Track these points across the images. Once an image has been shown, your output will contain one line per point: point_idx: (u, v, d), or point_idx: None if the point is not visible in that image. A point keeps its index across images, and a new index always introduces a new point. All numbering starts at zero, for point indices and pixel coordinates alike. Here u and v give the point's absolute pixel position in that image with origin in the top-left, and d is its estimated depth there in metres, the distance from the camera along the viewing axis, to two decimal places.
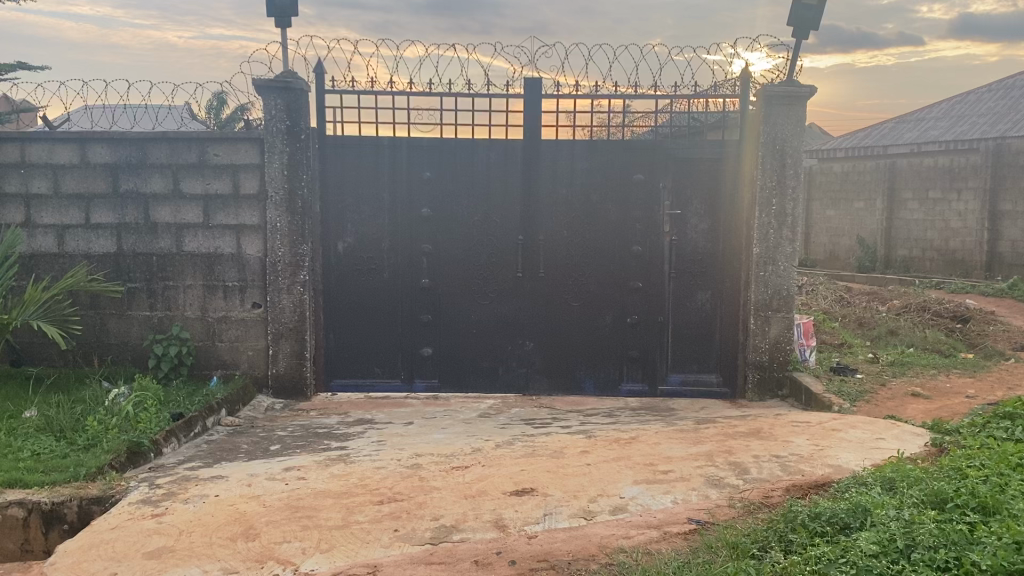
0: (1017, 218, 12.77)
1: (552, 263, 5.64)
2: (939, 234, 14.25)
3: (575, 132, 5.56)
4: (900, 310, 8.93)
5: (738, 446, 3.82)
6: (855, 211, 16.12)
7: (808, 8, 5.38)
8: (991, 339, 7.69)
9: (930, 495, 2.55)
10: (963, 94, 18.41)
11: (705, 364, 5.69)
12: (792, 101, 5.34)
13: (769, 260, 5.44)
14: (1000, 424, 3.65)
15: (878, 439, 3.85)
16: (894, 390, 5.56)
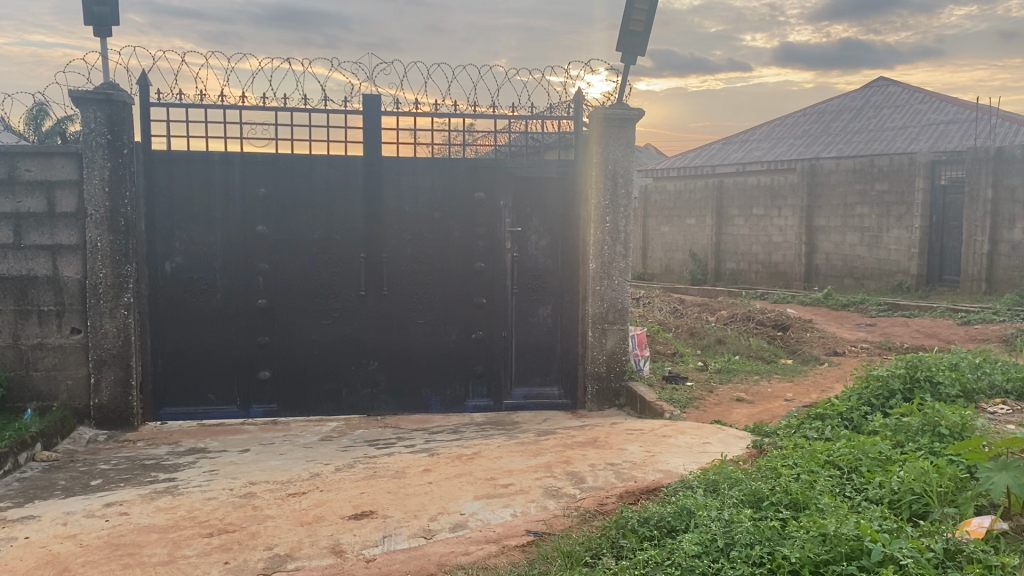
0: (830, 232, 13.84)
1: (395, 281, 5.60)
2: (763, 248, 15.20)
3: (417, 149, 5.55)
4: (727, 319, 9.46)
5: (576, 456, 3.91)
6: (687, 227, 16.96)
7: (635, 35, 5.63)
8: (807, 345, 8.28)
9: (748, 495, 2.70)
10: (782, 118, 19.83)
11: (547, 377, 5.81)
12: (623, 124, 5.56)
13: (604, 275, 5.67)
14: (811, 425, 3.93)
15: (704, 443, 4.06)
16: (721, 395, 5.88)
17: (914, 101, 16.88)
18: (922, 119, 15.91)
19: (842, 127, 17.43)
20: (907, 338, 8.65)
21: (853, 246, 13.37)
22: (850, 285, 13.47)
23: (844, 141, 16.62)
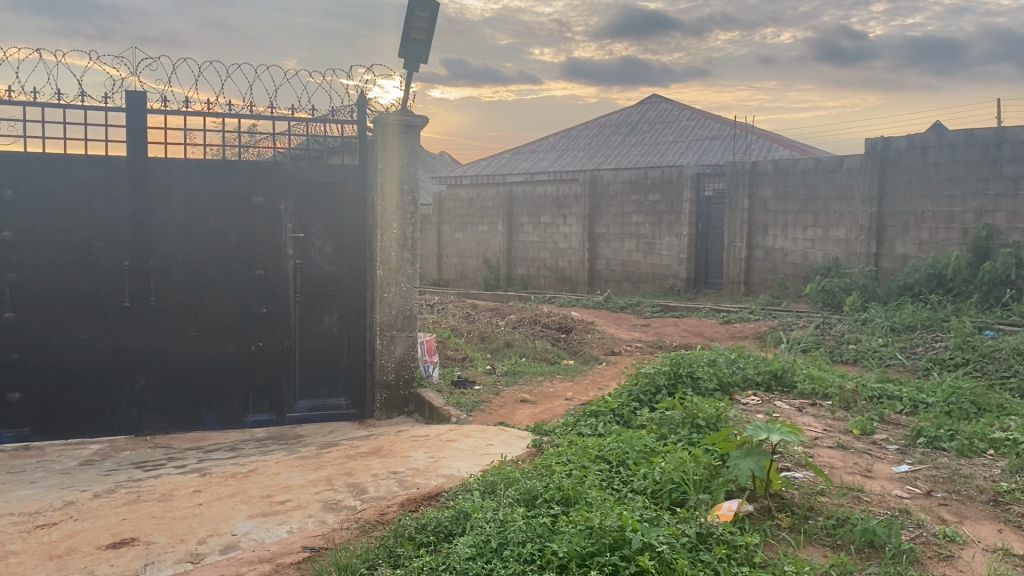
0: (610, 239, 14.57)
1: (165, 290, 5.26)
2: (550, 254, 15.73)
3: (188, 149, 5.25)
4: (516, 323, 9.69)
5: (358, 466, 3.85)
6: (479, 234, 17.21)
7: (416, 42, 5.64)
8: (588, 346, 8.66)
9: (523, 494, 2.76)
10: (566, 130, 20.68)
11: (333, 388, 5.67)
12: (407, 130, 5.64)
13: (392, 281, 5.70)
14: (586, 422, 4.11)
15: (487, 445, 4.13)
16: (506, 397, 6.01)
17: (682, 118, 18.19)
18: (690, 135, 17.17)
19: (621, 140, 18.46)
20: (678, 337, 9.25)
21: (631, 252, 14.17)
22: (629, 289, 14.26)
23: (622, 153, 17.61)
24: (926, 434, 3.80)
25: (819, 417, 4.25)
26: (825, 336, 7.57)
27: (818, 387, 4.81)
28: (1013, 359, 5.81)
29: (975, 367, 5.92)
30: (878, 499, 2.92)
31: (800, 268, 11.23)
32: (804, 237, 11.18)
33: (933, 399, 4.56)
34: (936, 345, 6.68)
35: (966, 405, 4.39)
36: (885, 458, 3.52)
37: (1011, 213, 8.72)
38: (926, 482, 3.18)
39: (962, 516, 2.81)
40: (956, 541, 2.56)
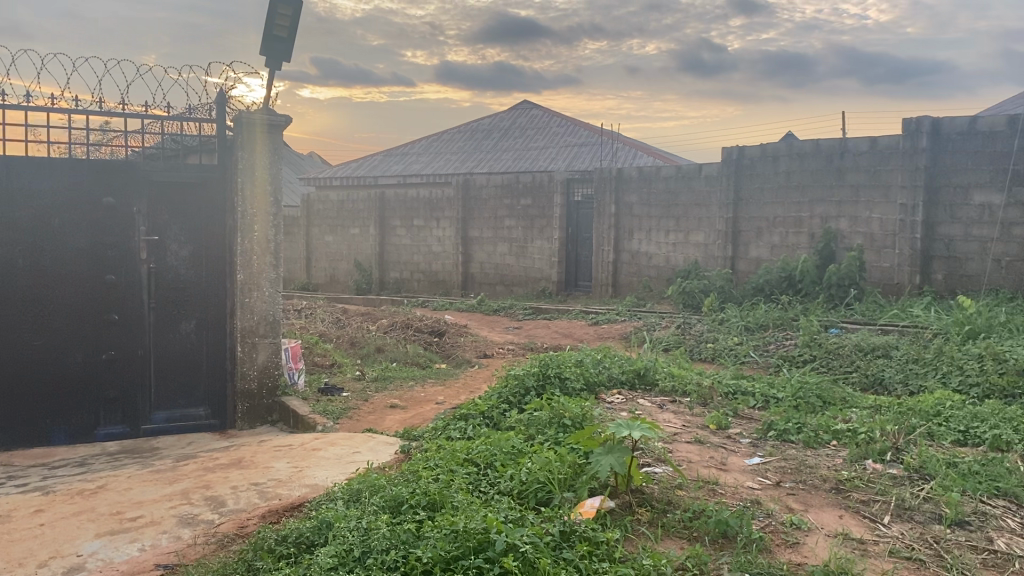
0: (483, 243, 14.65)
1: (4, 296, 4.92)
2: (423, 257, 15.63)
3: (30, 146, 4.95)
4: (387, 327, 9.56)
5: (216, 479, 3.71)
6: (350, 237, 16.90)
7: (278, 40, 5.52)
8: (460, 349, 8.66)
9: (388, 501, 2.73)
10: (438, 134, 20.64)
11: (192, 397, 5.45)
12: (268, 129, 5.49)
13: (253, 286, 5.52)
14: (454, 426, 4.11)
15: (354, 452, 4.06)
16: (375, 403, 5.93)
17: (552, 125, 18.50)
18: (560, 141, 17.48)
19: (492, 145, 18.60)
20: (548, 339, 9.39)
21: (504, 256, 14.30)
22: (502, 292, 14.38)
23: (494, 157, 17.75)
24: (776, 427, 4.00)
25: (678, 414, 4.41)
26: (686, 336, 7.86)
27: (679, 384, 4.99)
28: (854, 355, 6.21)
29: (822, 363, 6.30)
30: (732, 491, 3.06)
31: (663, 271, 11.62)
32: (667, 241, 11.57)
33: (783, 393, 4.82)
34: (787, 342, 7.06)
35: (812, 399, 4.66)
36: (738, 451, 3.69)
37: (852, 218, 9.32)
38: (776, 473, 3.35)
39: (807, 504, 2.97)
40: (801, 528, 2.71)
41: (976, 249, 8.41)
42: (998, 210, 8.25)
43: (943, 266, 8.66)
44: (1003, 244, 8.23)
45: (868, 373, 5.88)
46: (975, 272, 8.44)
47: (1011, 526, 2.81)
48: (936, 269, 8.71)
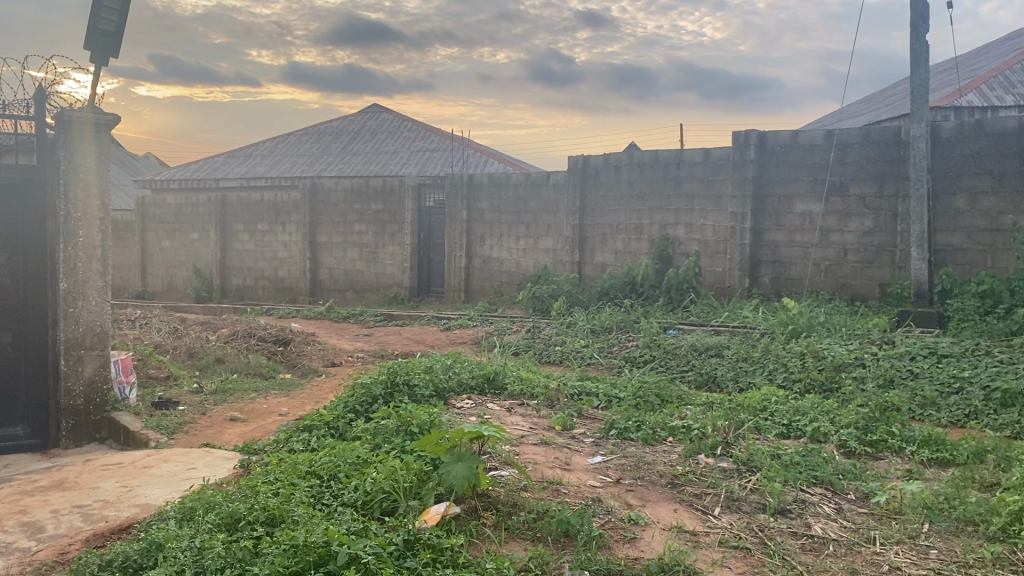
0: (332, 248, 14.36)
1: None
2: (268, 263, 15.12)
3: None
4: (229, 336, 9.18)
5: (34, 503, 3.44)
6: (190, 242, 16.12)
7: (106, 35, 5.24)
8: (306, 358, 8.44)
9: (224, 518, 2.62)
10: (283, 136, 20.07)
11: (8, 416, 5.07)
12: (94, 128, 5.15)
13: (78, 295, 5.17)
14: (298, 437, 4.00)
15: (190, 469, 3.88)
16: (213, 417, 5.68)
17: (403, 129, 18.41)
18: (410, 146, 17.41)
19: (341, 148, 18.29)
20: (398, 345, 9.29)
21: (353, 261, 14.08)
22: (352, 298, 14.16)
23: (343, 161, 17.47)
24: (617, 426, 4.13)
25: (526, 417, 4.47)
26: (534, 339, 7.99)
27: (526, 387, 5.07)
28: (691, 355, 6.51)
29: (661, 363, 6.56)
30: (574, 490, 3.13)
31: (514, 277, 11.78)
32: (517, 246, 11.74)
33: (624, 393, 4.99)
34: (629, 344, 7.31)
35: (652, 397, 4.85)
36: (581, 451, 3.79)
37: (689, 225, 9.78)
38: (616, 470, 3.46)
39: (645, 500, 3.09)
40: (638, 523, 2.81)
41: (799, 254, 9.02)
42: (817, 218, 8.89)
43: (769, 271, 9.23)
44: (821, 250, 8.86)
45: (703, 372, 6.18)
46: (797, 275, 9.05)
47: (826, 511, 3.03)
48: (763, 273, 9.27)
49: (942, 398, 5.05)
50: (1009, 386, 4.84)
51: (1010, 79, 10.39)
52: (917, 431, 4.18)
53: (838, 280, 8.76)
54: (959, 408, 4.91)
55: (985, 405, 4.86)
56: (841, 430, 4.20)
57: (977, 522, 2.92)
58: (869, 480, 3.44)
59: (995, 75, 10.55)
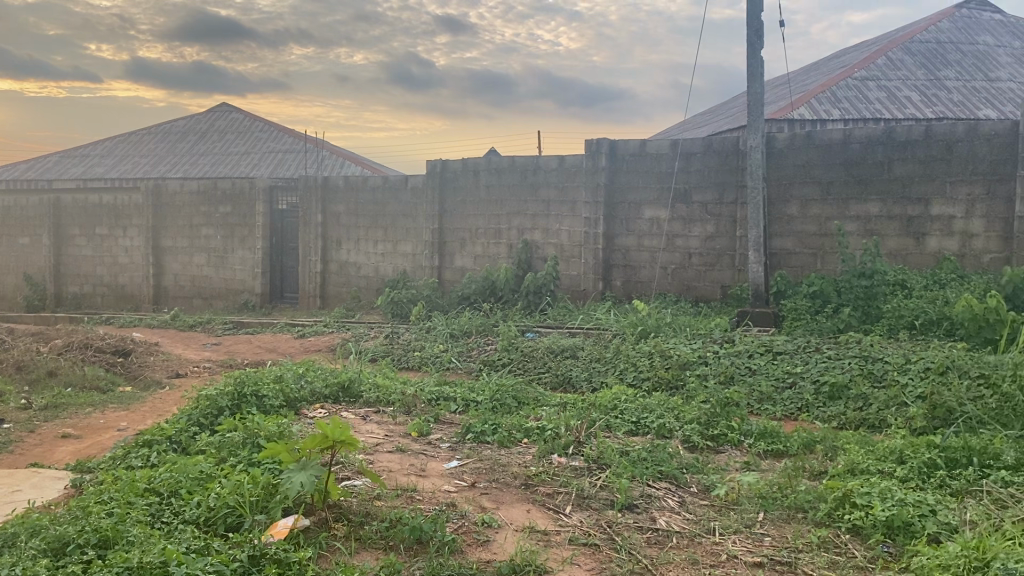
0: (178, 253, 13.74)
1: None
2: (108, 269, 14.25)
3: None
4: (63, 348, 8.57)
5: None
6: (18, 247, 14.96)
7: None
8: (148, 369, 8.01)
9: (52, 543, 2.45)
10: (123, 135, 19.02)
11: None
12: None
13: None
14: (137, 453, 3.78)
15: (15, 491, 3.60)
16: (43, 434, 5.29)
17: (253, 129, 17.84)
18: (262, 147, 16.90)
19: (187, 148, 17.53)
20: (250, 354, 8.97)
21: (201, 267, 13.52)
22: (199, 305, 13.58)
23: (190, 162, 16.78)
24: (473, 429, 4.15)
25: (381, 424, 4.42)
26: (392, 345, 7.90)
27: (382, 394, 5.01)
28: (547, 357, 6.62)
29: (518, 366, 6.64)
30: (429, 497, 3.12)
31: (371, 282, 11.63)
32: (374, 251, 11.60)
33: (482, 397, 5.01)
34: (486, 348, 7.36)
35: (508, 400, 4.90)
36: (437, 456, 3.78)
37: (545, 230, 9.97)
38: (471, 474, 3.47)
39: (499, 502, 3.12)
40: (491, 525, 2.83)
41: (648, 258, 9.36)
42: (665, 224, 9.26)
43: (621, 274, 9.54)
44: (669, 254, 9.23)
45: (558, 373, 6.30)
46: (647, 278, 9.39)
47: (671, 505, 3.15)
48: (615, 276, 9.57)
49: (777, 393, 5.37)
50: (836, 380, 5.20)
51: (836, 94, 11.19)
52: (754, 424, 4.42)
53: (685, 282, 9.15)
54: (792, 401, 5.23)
55: (816, 397, 5.20)
56: (685, 426, 4.39)
57: (806, 508, 3.12)
58: (710, 473, 3.61)
59: (822, 91, 11.34)
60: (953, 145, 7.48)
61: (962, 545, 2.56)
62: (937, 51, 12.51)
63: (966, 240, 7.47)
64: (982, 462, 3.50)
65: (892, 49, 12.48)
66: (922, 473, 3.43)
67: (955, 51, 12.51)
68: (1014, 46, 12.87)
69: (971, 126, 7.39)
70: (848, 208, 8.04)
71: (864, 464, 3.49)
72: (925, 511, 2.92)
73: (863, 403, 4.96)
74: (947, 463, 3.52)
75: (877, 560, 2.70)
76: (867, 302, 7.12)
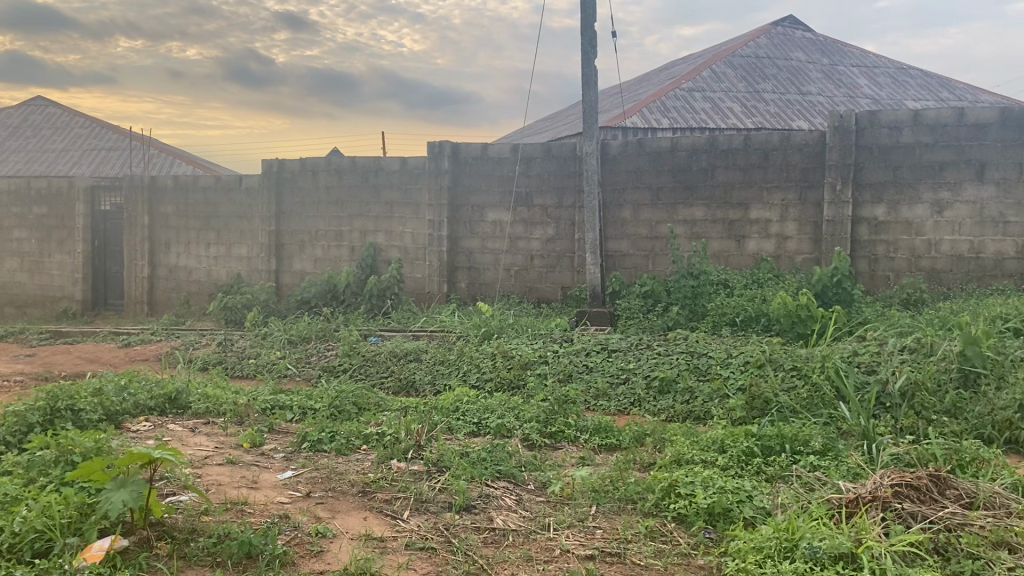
0: None
1: None
2: None
3: None
4: None
5: None
6: None
7: None
8: None
9: None
10: None
11: None
12: None
13: None
14: None
15: None
16: None
17: (74, 124, 16.68)
18: (84, 144, 15.83)
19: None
20: (67, 365, 8.37)
21: (13, 272, 12.53)
22: (11, 315, 12.58)
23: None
24: (310, 438, 4.05)
25: (211, 436, 4.23)
26: (226, 352, 7.60)
27: (213, 404, 4.82)
28: (389, 361, 6.56)
29: (359, 371, 6.55)
30: (260, 509, 3.02)
31: (204, 286, 11.13)
32: (207, 254, 11.12)
33: (320, 404, 4.89)
34: (326, 353, 7.20)
35: (347, 406, 4.81)
36: (271, 467, 3.66)
37: (387, 232, 9.88)
38: (306, 484, 3.39)
39: (335, 511, 3.06)
40: (326, 535, 2.78)
41: (491, 260, 9.47)
42: (507, 226, 9.39)
43: (465, 276, 9.59)
44: (511, 256, 9.37)
45: (400, 377, 6.26)
46: (490, 280, 9.50)
47: (508, 503, 3.20)
48: (459, 279, 9.61)
49: (612, 389, 5.56)
50: (666, 374, 5.44)
51: (665, 104, 11.73)
52: (590, 420, 4.55)
53: (526, 284, 9.32)
54: (626, 397, 5.43)
55: (647, 392, 5.43)
56: (525, 425, 4.46)
57: (636, 500, 3.25)
58: (547, 469, 3.69)
59: (653, 101, 11.85)
60: (770, 154, 8.00)
61: (773, 527, 2.75)
62: (756, 65, 13.36)
63: (782, 242, 8.00)
64: (793, 448, 3.76)
65: (716, 62, 13.21)
66: (741, 461, 3.65)
67: (771, 66, 13.40)
68: (822, 62, 13.93)
69: (785, 136, 7.92)
70: (677, 212, 8.44)
71: (689, 455, 3.68)
72: (743, 496, 3.12)
73: (690, 397, 5.22)
74: (762, 450, 3.75)
75: (699, 546, 2.85)
76: (695, 301, 7.50)
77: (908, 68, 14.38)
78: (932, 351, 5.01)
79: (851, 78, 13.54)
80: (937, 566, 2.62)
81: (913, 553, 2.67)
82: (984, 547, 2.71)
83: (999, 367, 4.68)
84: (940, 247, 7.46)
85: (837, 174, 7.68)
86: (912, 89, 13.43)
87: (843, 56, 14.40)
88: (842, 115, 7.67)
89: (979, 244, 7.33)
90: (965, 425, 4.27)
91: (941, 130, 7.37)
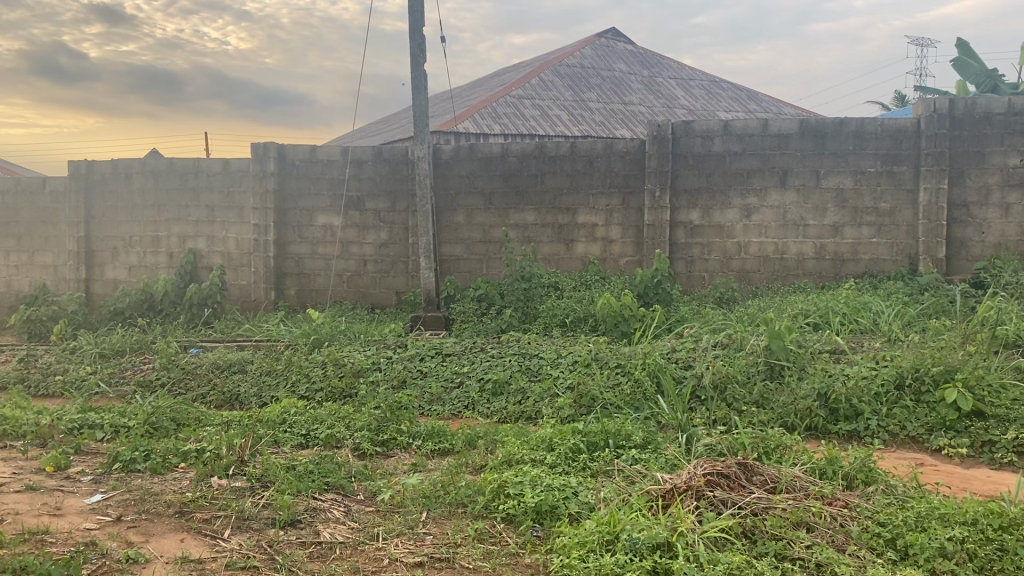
0: None
1: None
2: None
3: None
4: None
5: None
6: None
7: None
8: None
9: None
10: None
11: None
12: None
13: None
14: None
15: None
16: None
17: None
18: None
19: None
20: None
21: None
22: None
23: None
24: (121, 458, 3.80)
25: (7, 461, 3.89)
26: (29, 369, 7.01)
27: (11, 427, 4.43)
28: (211, 374, 6.27)
29: (178, 386, 6.22)
30: (64, 537, 2.81)
31: (3, 299, 10.24)
32: (6, 263, 10.23)
33: (132, 421, 4.60)
34: (143, 367, 6.80)
35: (164, 422, 4.55)
36: (77, 492, 3.41)
37: (209, 238, 9.43)
38: (116, 507, 3.18)
39: (148, 534, 2.89)
40: (138, 561, 2.62)
41: (322, 266, 9.27)
42: (337, 231, 9.24)
43: (294, 283, 9.31)
44: (343, 261, 9.22)
45: (224, 390, 6.02)
46: (321, 286, 9.29)
47: (335, 516, 3.13)
48: (288, 285, 9.32)
49: (446, 392, 5.58)
50: (498, 376, 5.51)
51: (495, 110, 11.90)
52: (422, 426, 4.54)
53: (359, 289, 9.21)
54: (459, 400, 5.46)
55: (480, 395, 5.48)
56: (355, 434, 4.39)
57: (465, 503, 3.27)
58: (377, 478, 3.64)
59: (484, 107, 12.00)
60: (594, 160, 8.29)
61: (596, 522, 2.85)
62: (582, 74, 13.81)
63: (607, 245, 8.30)
64: (616, 443, 3.91)
65: (543, 70, 13.55)
66: (568, 457, 3.75)
67: (596, 75, 13.89)
68: (643, 73, 14.59)
69: (608, 143, 8.23)
70: (508, 216, 8.58)
71: (519, 455, 3.74)
72: (568, 493, 3.20)
73: (522, 398, 5.32)
74: (588, 446, 3.88)
75: (527, 545, 2.91)
76: (526, 303, 7.63)
77: (719, 81, 15.32)
78: (741, 346, 5.36)
79: (669, 89, 14.25)
80: (744, 549, 2.81)
81: (723, 538, 2.84)
82: (786, 528, 2.93)
83: (800, 359, 5.08)
84: (749, 248, 7.97)
85: (656, 180, 8.07)
86: (723, 101, 14.31)
87: (661, 68, 15.14)
88: (660, 124, 8.06)
89: (783, 245, 7.89)
90: (771, 414, 4.62)
91: (748, 139, 7.90)
